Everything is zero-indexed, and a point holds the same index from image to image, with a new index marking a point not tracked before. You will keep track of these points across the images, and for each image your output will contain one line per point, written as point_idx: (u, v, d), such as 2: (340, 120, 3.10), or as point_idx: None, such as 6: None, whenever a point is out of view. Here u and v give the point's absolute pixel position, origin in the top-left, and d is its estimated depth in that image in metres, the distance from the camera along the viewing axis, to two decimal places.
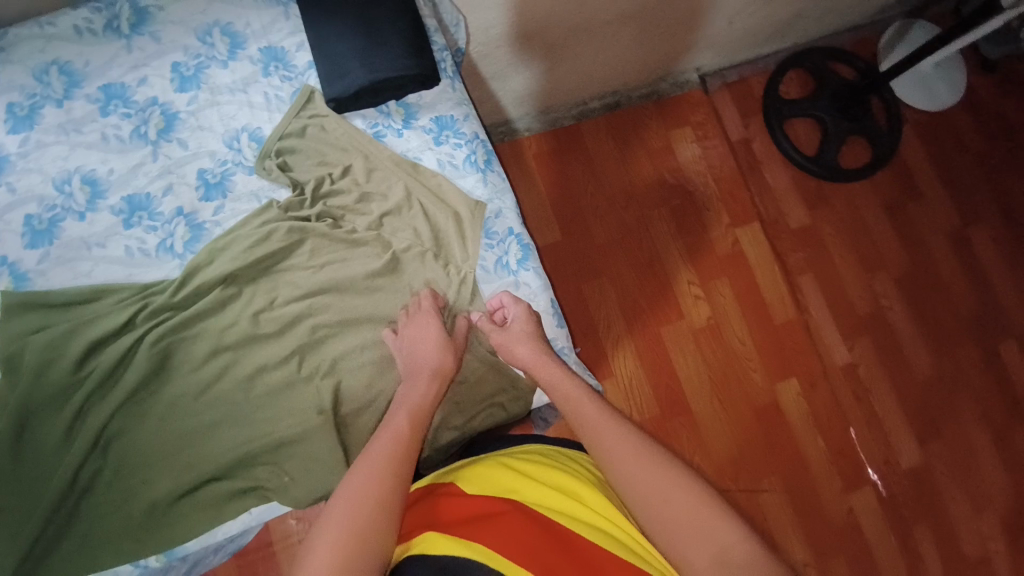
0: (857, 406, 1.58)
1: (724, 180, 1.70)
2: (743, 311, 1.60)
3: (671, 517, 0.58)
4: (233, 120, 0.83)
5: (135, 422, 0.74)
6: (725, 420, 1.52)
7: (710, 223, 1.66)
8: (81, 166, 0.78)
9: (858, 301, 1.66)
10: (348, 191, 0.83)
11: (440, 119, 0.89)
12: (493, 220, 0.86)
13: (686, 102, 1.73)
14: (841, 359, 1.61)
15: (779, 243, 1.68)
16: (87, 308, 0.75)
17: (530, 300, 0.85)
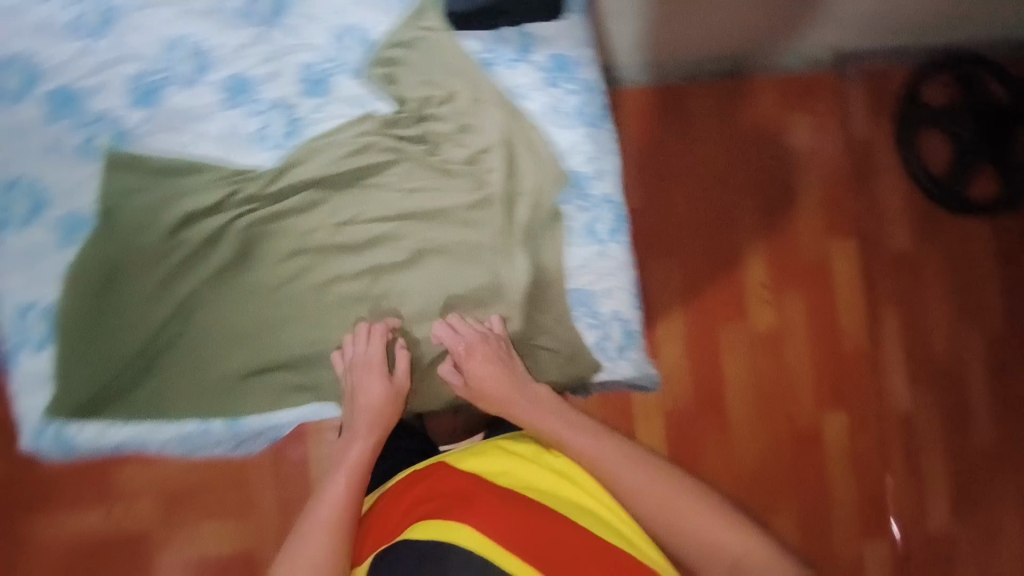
0: (905, 461, 1.34)
1: (837, 175, 1.36)
2: (813, 335, 1.33)
3: (682, 529, 0.62)
4: (344, 15, 0.77)
5: (211, 301, 0.77)
6: (753, 442, 1.32)
7: (806, 223, 1.35)
8: (191, 34, 0.75)
9: (940, 348, 1.37)
10: (449, 120, 0.78)
11: (560, 57, 0.80)
12: (593, 181, 0.80)
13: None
14: (899, 406, 1.36)
15: (880, 266, 1.35)
16: (184, 181, 0.75)
17: (612, 275, 0.81)
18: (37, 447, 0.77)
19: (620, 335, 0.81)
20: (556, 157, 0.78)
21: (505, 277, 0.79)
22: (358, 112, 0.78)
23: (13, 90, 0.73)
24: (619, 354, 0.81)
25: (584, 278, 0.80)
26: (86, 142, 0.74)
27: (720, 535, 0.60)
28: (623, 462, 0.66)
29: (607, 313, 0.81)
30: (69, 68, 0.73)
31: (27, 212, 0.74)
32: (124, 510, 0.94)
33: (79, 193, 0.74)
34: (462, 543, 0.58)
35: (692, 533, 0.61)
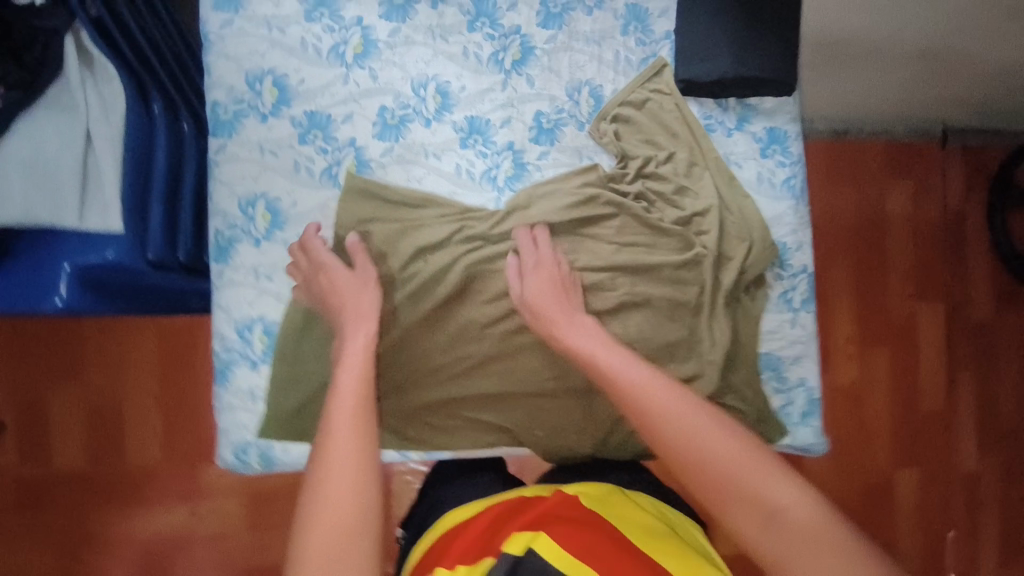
0: (965, 514, 1.54)
1: (924, 246, 1.56)
2: (893, 388, 1.52)
3: (724, 471, 0.60)
4: (580, 71, 0.81)
5: (422, 333, 0.80)
6: (834, 484, 1.47)
7: (894, 288, 1.53)
8: (438, 75, 0.79)
9: (1005, 415, 1.57)
10: (669, 179, 0.81)
11: (774, 130, 0.83)
12: (792, 252, 0.83)
13: (920, 155, 1.56)
14: (966, 465, 1.54)
15: (956, 334, 1.57)
16: (414, 213, 0.79)
17: (801, 344, 0.84)
18: (241, 463, 0.82)
19: (804, 402, 0.85)
20: (766, 226, 0.81)
21: (704, 338, 0.81)
22: (581, 162, 0.81)
23: (266, 107, 0.77)
24: (800, 420, 0.84)
25: (776, 345, 0.83)
26: (330, 167, 0.78)
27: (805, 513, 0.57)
28: (668, 397, 0.65)
29: (795, 380, 0.84)
30: (321, 93, 0.77)
31: (266, 227, 0.78)
32: (198, 513, 1.24)
33: (320, 217, 0.79)
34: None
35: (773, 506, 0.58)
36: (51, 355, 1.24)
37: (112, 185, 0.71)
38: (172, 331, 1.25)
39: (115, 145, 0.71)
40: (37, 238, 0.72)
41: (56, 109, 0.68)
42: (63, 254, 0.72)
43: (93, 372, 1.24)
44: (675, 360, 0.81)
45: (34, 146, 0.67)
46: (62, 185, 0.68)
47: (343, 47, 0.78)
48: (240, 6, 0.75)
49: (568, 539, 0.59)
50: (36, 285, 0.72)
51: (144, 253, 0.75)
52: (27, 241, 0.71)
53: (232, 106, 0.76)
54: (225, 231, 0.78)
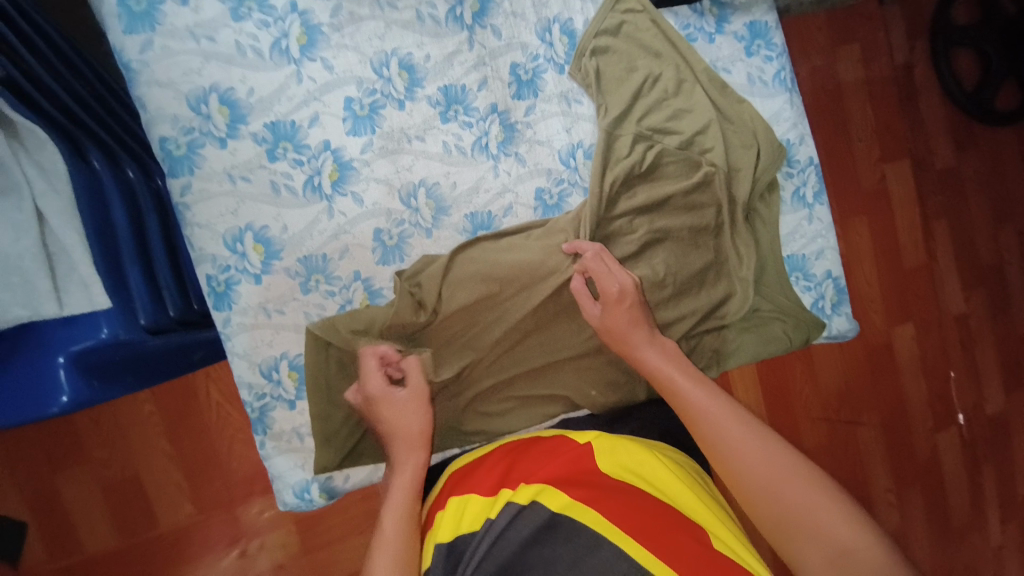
0: (960, 352, 1.61)
1: (882, 107, 1.55)
2: (876, 253, 1.55)
3: (792, 506, 0.56)
4: (546, 8, 0.76)
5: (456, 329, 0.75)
6: (839, 356, 1.52)
7: (861, 156, 1.54)
8: (398, 48, 0.72)
9: (982, 252, 1.63)
10: (661, 101, 0.77)
11: (754, 24, 0.80)
12: (797, 147, 0.82)
13: (864, 17, 1.53)
14: (955, 307, 1.61)
15: (924, 184, 1.59)
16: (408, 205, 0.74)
17: (821, 238, 0.83)
18: (303, 502, 0.75)
19: (833, 294, 0.84)
20: (768, 125, 0.79)
21: (732, 254, 0.80)
22: (570, 107, 0.77)
23: (222, 130, 0.68)
24: (831, 310, 0.84)
25: (797, 244, 0.83)
26: (312, 178, 0.71)
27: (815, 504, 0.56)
28: (738, 426, 0.63)
29: (820, 274, 0.83)
30: (277, 100, 0.69)
31: (261, 260, 0.70)
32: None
33: (313, 234, 0.71)
34: (583, 520, 0.55)
35: (784, 496, 0.57)
36: (25, 454, 1.11)
37: (86, 258, 0.59)
38: (172, 395, 1.13)
39: (72, 220, 0.59)
40: (19, 338, 0.62)
41: None
42: (54, 346, 0.62)
43: (100, 451, 1.12)
44: (708, 285, 0.80)
45: None
46: (29, 276, 0.57)
47: (286, 41, 0.69)
48: (156, 21, 0.65)
49: (572, 490, 0.58)
50: (31, 391, 0.61)
51: (140, 322, 0.66)
52: (8, 344, 0.62)
53: (183, 138, 0.67)
54: (218, 276, 0.69)
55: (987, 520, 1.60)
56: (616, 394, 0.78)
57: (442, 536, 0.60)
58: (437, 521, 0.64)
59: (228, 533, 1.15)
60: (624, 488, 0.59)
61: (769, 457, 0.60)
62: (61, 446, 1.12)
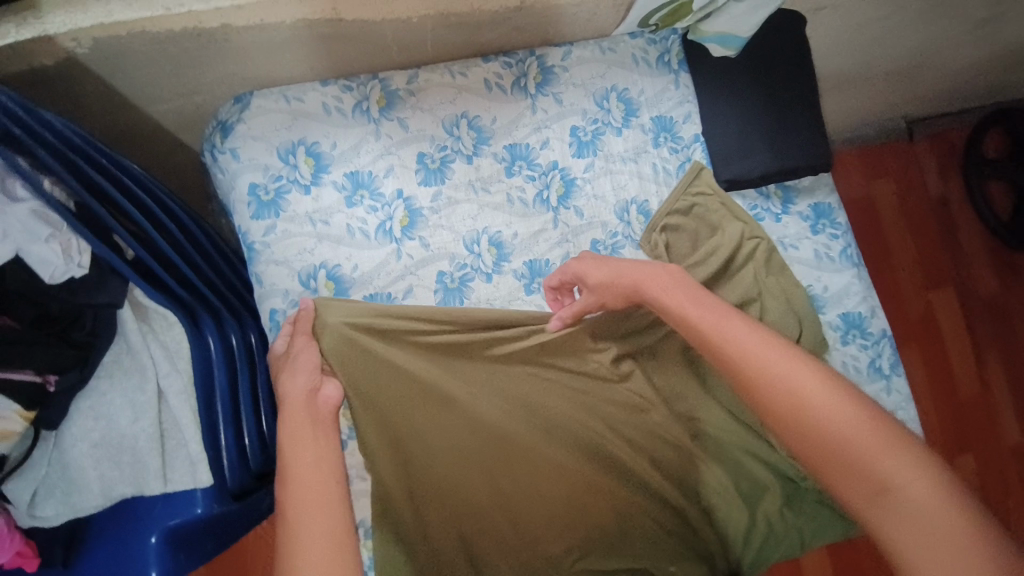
0: (1022, 487, 1.50)
1: (922, 241, 1.59)
2: (926, 379, 1.53)
3: (825, 431, 0.52)
4: (624, 190, 0.82)
5: (519, 455, 0.74)
6: None
7: (904, 283, 1.56)
8: (488, 227, 0.78)
9: None
10: (730, 276, 0.80)
11: (818, 206, 0.85)
12: (869, 319, 0.83)
13: (896, 155, 1.61)
14: (1011, 438, 1.53)
15: (972, 314, 1.58)
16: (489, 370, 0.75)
17: (902, 409, 0.82)
18: None
19: None
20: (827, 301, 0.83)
21: None
22: None
23: None
24: None
25: None
26: None
27: (856, 432, 0.51)
28: (765, 350, 0.57)
29: None
30: (377, 274, 0.75)
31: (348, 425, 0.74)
32: None
33: None
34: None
35: (821, 424, 0.52)
36: None
37: (196, 435, 0.62)
38: None
39: (188, 398, 0.63)
40: (117, 510, 0.63)
41: (118, 375, 0.60)
42: (151, 522, 0.62)
43: None
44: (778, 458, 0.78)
45: (102, 422, 0.59)
46: (142, 454, 0.60)
47: (390, 223, 0.76)
48: (280, 208, 0.73)
49: None
50: (126, 566, 0.61)
51: (228, 489, 0.66)
52: (104, 520, 0.64)
53: (291, 310, 0.73)
54: None
55: None
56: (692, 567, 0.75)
57: None
58: None
59: None
60: None
61: (794, 381, 0.55)
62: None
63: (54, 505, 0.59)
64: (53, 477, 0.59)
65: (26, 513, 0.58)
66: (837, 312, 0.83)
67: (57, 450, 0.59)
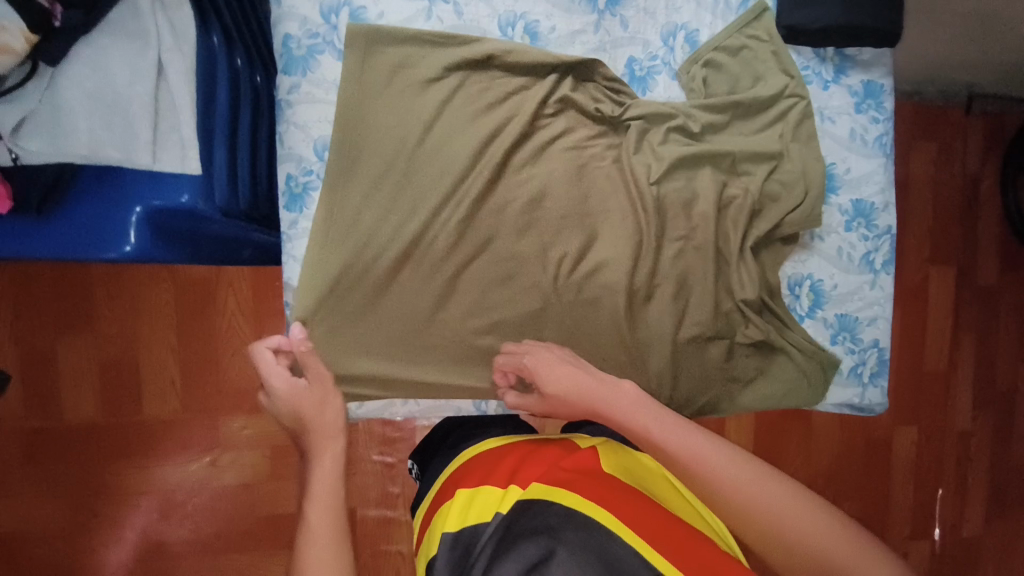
0: (954, 470, 1.59)
1: (942, 213, 1.54)
2: (902, 352, 1.55)
3: (779, 525, 0.54)
4: (676, 13, 0.77)
5: (497, 244, 0.72)
6: (839, 441, 1.52)
7: (909, 254, 1.54)
8: (526, 13, 0.74)
9: (1000, 376, 1.60)
10: (753, 133, 0.79)
11: (870, 84, 0.80)
12: (879, 212, 0.81)
13: (950, 120, 1.52)
14: (960, 423, 1.59)
15: (963, 300, 1.57)
16: (483, 153, 0.71)
17: (878, 305, 0.83)
18: None
19: (875, 363, 0.84)
20: (842, 182, 0.80)
21: (781, 291, 0.81)
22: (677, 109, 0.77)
23: (344, 42, 0.70)
24: (869, 377, 0.84)
25: (853, 304, 0.82)
26: (398, 100, 0.69)
27: (803, 517, 0.54)
28: (708, 449, 0.59)
29: (868, 340, 0.83)
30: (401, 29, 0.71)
31: None
32: (188, 492, 1.14)
33: (383, 164, 0.69)
34: (604, 523, 0.52)
35: (772, 514, 0.55)
36: (43, 312, 1.11)
37: (190, 121, 0.63)
38: (195, 285, 1.13)
39: (189, 79, 0.63)
40: (100, 177, 0.63)
41: (122, 35, 0.61)
42: (133, 195, 0.64)
43: (109, 323, 1.12)
44: (736, 327, 0.78)
45: (99, 75, 0.60)
46: (134, 119, 0.61)
47: None
48: None
49: (577, 486, 0.57)
50: (103, 228, 0.63)
51: (215, 201, 0.66)
52: (87, 180, 0.63)
53: (306, 40, 0.69)
54: (298, 177, 0.70)
55: None
56: None
57: (451, 526, 0.57)
58: (442, 510, 0.61)
59: (211, 438, 1.15)
60: (629, 494, 0.57)
61: (732, 488, 0.56)
62: (67, 297, 1.10)
63: (39, 143, 0.58)
64: (44, 115, 0.59)
65: (10, 139, 0.57)
66: (851, 198, 0.81)
67: (52, 90, 0.59)
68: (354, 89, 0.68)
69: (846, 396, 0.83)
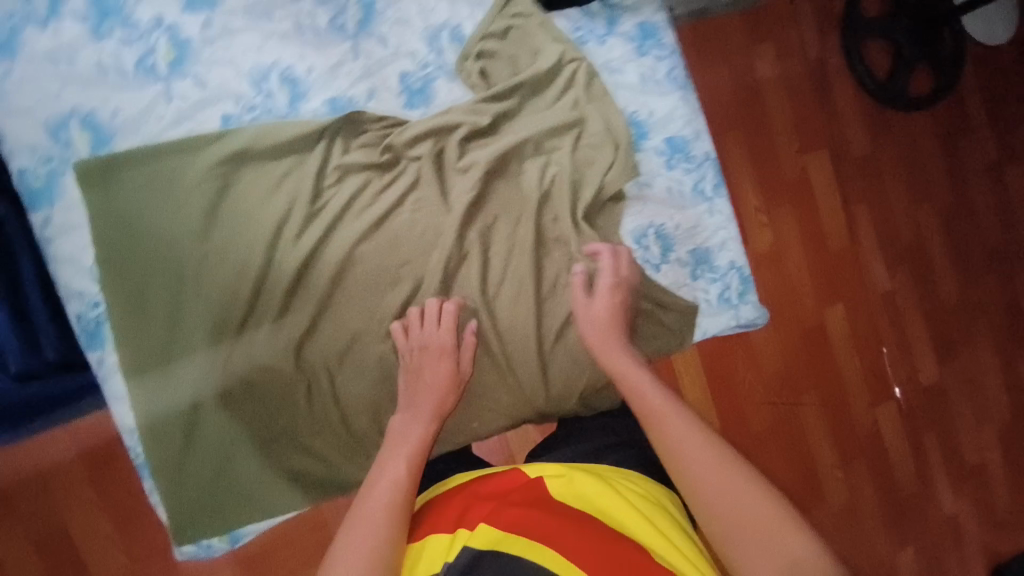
0: (890, 328, 1.52)
1: (799, 102, 1.46)
2: (804, 240, 1.43)
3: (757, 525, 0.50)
4: (433, 14, 0.74)
5: (333, 301, 0.72)
6: (777, 340, 1.40)
7: (782, 149, 1.43)
8: (278, 61, 0.69)
9: (902, 230, 1.55)
10: (549, 108, 0.78)
11: (645, 24, 0.81)
12: (693, 143, 0.83)
13: (770, 12, 1.44)
14: (881, 284, 1.52)
15: (845, 172, 1.50)
16: (273, 221, 0.69)
17: (722, 229, 0.85)
18: (202, 549, 0.71)
19: (739, 283, 0.86)
20: (647, 129, 0.81)
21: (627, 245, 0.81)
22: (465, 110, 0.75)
23: (85, 154, 0.66)
24: (739, 300, 0.86)
25: (700, 236, 0.84)
26: (170, 200, 0.67)
27: (775, 530, 0.49)
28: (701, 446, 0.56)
29: (724, 265, 0.85)
30: (144, 120, 0.67)
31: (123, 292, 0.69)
32: None
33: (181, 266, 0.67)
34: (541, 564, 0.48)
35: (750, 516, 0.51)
36: None
37: None
38: None
39: None
40: None
41: None
42: None
43: None
44: (589, 301, 0.79)
45: None
46: None
47: (153, 59, 0.67)
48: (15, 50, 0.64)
49: (523, 523, 0.52)
50: None
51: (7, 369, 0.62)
52: None
53: (42, 167, 0.65)
54: (88, 313, 0.67)
55: (940, 490, 1.53)
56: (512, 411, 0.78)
57: None
58: None
59: None
60: (581, 522, 0.52)
61: (718, 474, 0.54)
62: None
63: None
64: None
65: None
66: (663, 137, 0.82)
67: None
68: (115, 207, 0.66)
69: (723, 322, 0.86)
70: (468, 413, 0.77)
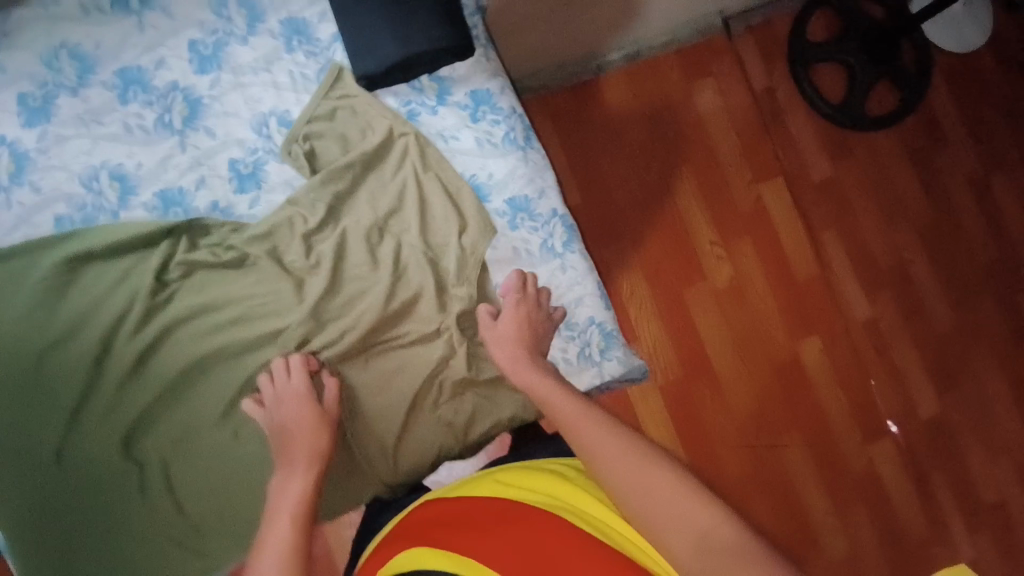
0: (876, 359, 1.31)
1: (744, 129, 1.30)
2: (768, 275, 1.28)
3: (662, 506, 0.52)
4: (259, 103, 0.78)
5: (171, 386, 0.73)
6: (744, 378, 1.25)
7: (731, 178, 1.28)
8: (107, 160, 0.75)
9: (880, 255, 1.33)
10: (381, 184, 0.79)
11: (476, 92, 0.82)
12: (536, 201, 0.82)
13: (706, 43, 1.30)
14: (861, 313, 1.31)
15: (804, 197, 1.31)
16: (104, 313, 0.72)
17: (578, 285, 0.83)
18: None
19: (601, 339, 0.83)
20: (483, 195, 0.81)
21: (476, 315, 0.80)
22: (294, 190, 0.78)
23: None
24: (603, 356, 0.83)
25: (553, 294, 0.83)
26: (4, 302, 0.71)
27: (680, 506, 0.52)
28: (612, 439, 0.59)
29: (583, 322, 0.83)
30: None
31: None
32: None
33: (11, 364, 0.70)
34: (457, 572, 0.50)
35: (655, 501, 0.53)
36: None
37: None
38: None
39: None
40: None
41: None
42: None
43: None
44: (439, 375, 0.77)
45: None
46: None
47: None
48: None
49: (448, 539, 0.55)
50: None
51: None
52: None
53: None
54: None
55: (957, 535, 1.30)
56: (366, 490, 0.77)
57: None
58: None
59: None
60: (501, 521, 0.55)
61: (628, 455, 0.57)
62: None
63: None
64: None
65: None
66: (505, 199, 0.82)
67: None
68: None
69: (587, 380, 0.83)
70: (331, 483, 0.76)
